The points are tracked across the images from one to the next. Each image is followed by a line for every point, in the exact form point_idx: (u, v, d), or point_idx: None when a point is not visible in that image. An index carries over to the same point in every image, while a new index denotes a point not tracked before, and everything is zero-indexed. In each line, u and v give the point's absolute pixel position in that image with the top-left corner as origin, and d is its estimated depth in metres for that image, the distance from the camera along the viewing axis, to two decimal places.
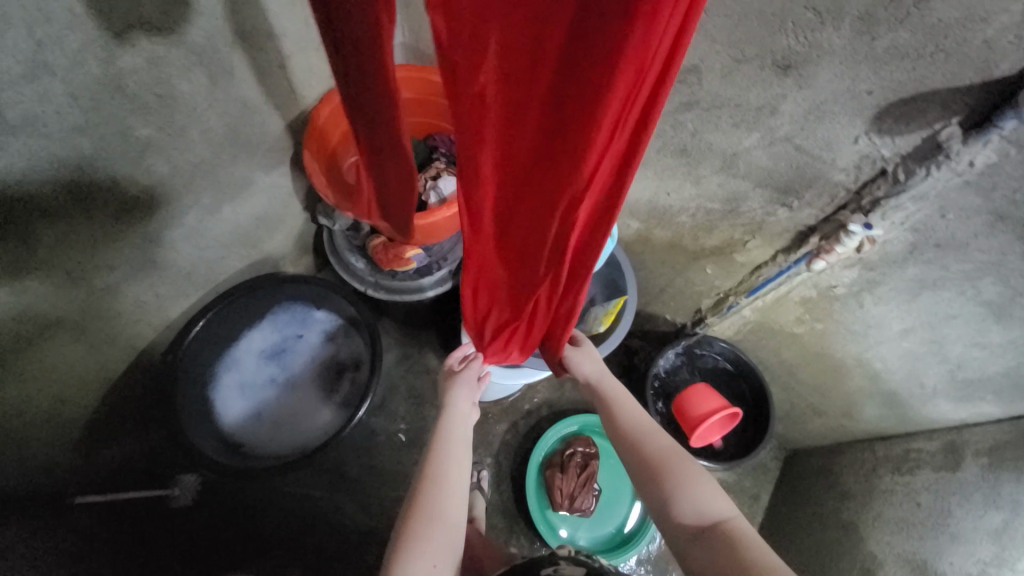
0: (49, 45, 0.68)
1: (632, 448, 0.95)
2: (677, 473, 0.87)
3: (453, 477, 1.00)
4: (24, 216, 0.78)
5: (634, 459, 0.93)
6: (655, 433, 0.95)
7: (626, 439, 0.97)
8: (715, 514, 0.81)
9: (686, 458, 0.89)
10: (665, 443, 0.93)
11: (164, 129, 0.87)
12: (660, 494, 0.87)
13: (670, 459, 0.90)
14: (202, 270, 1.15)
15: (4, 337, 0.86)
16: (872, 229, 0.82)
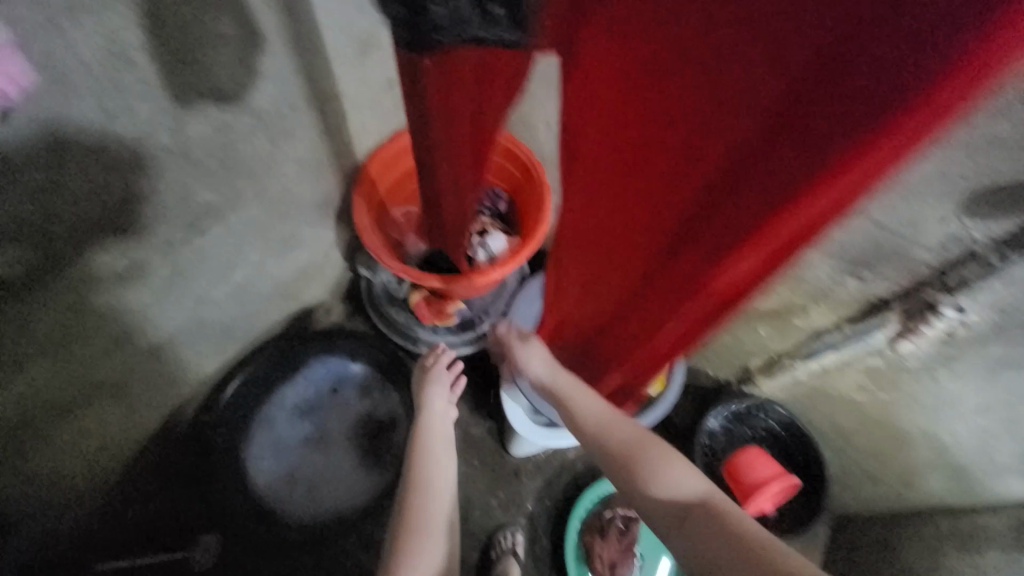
0: (117, 113, 0.65)
1: (612, 433, 0.85)
2: (643, 462, 0.80)
3: (435, 489, 0.96)
4: (78, 283, 0.76)
5: (610, 450, 0.84)
6: (608, 435, 0.86)
7: (603, 431, 0.87)
8: (666, 468, 0.77)
9: (665, 452, 0.79)
10: (636, 434, 0.84)
11: (222, 192, 0.86)
12: (644, 484, 0.77)
13: (636, 453, 0.81)
14: (242, 324, 1.12)
15: (43, 405, 0.83)
16: (964, 312, 0.80)
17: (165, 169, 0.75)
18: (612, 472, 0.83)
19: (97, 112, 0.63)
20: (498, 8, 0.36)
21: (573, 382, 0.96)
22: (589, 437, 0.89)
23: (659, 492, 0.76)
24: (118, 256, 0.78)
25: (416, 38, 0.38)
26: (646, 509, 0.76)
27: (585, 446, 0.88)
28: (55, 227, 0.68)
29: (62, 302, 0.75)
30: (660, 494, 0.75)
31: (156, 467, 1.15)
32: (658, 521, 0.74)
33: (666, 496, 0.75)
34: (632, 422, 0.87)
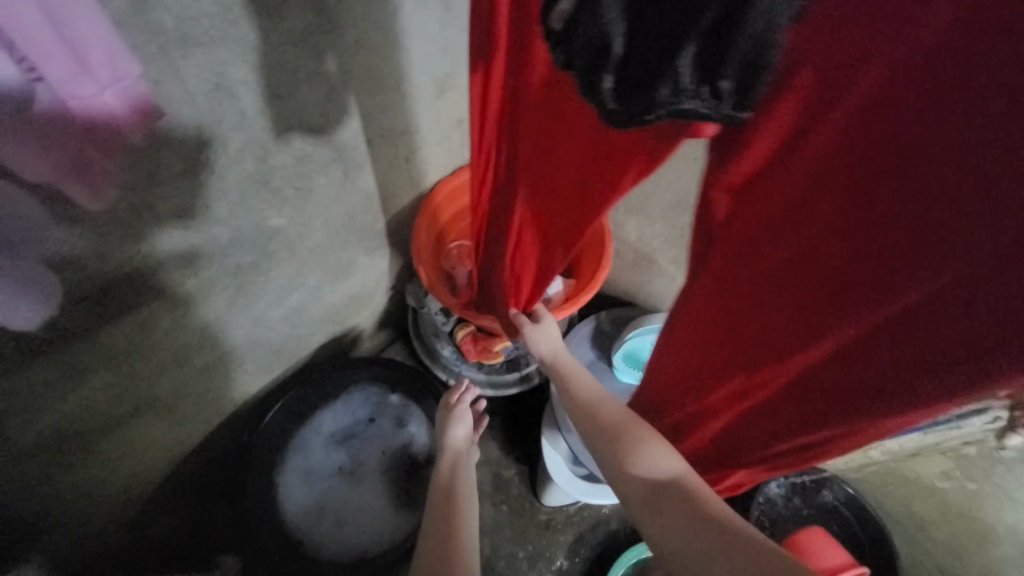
0: (213, 142, 0.67)
1: (587, 395, 0.77)
2: (619, 430, 0.71)
3: (454, 501, 0.90)
4: (149, 301, 0.77)
5: (589, 402, 0.76)
6: (595, 395, 0.76)
7: (588, 391, 0.77)
8: (645, 449, 0.68)
9: (634, 417, 0.72)
10: (617, 404, 0.74)
11: (294, 219, 0.87)
12: (619, 461, 0.69)
13: (610, 417, 0.73)
14: (291, 346, 1.12)
15: (99, 417, 0.83)
16: None
17: (245, 195, 0.76)
18: (589, 435, 0.74)
19: (194, 141, 0.64)
20: (727, 83, 0.28)
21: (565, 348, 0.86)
22: (571, 408, 0.78)
23: (635, 470, 0.67)
24: (190, 276, 0.79)
25: (620, 117, 0.32)
26: (619, 483, 0.68)
27: (565, 397, 0.79)
28: (138, 246, 0.69)
29: (130, 317, 0.76)
30: (633, 472, 0.67)
31: (191, 484, 1.13)
32: (632, 505, 0.66)
33: (640, 476, 0.66)
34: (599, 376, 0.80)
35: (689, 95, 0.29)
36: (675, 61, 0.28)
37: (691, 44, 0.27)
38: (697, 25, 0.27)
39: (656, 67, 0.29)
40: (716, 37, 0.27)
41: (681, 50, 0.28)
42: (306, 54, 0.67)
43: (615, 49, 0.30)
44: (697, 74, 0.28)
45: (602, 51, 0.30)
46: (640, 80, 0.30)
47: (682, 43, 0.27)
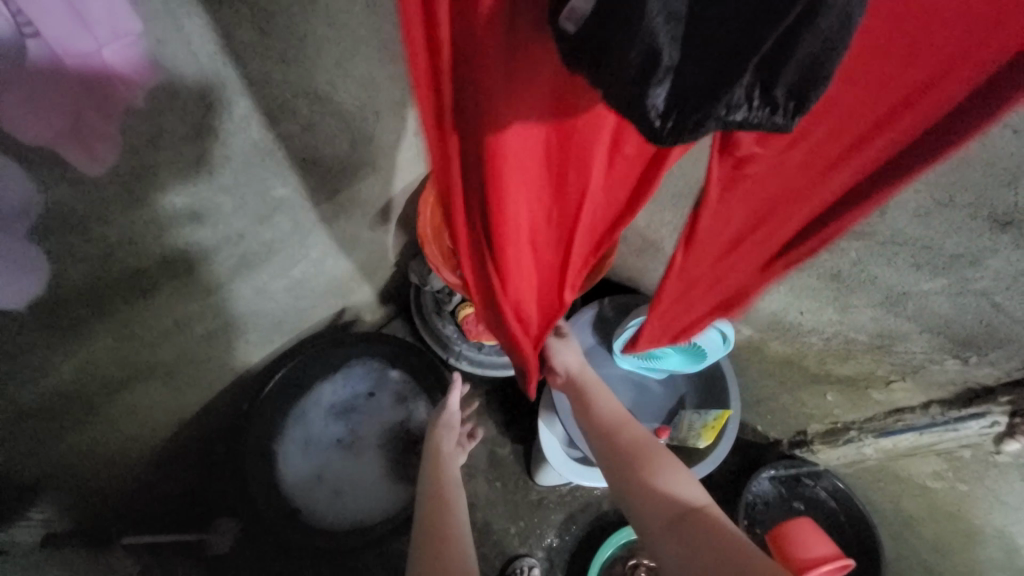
0: (219, 107, 0.65)
1: (615, 437, 0.92)
2: (639, 468, 0.85)
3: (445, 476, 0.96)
4: (151, 267, 0.76)
5: (616, 442, 0.91)
6: (621, 435, 0.92)
7: (616, 435, 0.92)
8: (660, 488, 0.81)
9: (652, 459, 0.86)
10: (642, 445, 0.89)
11: (299, 189, 0.85)
12: (640, 499, 0.81)
13: (634, 458, 0.87)
14: (292, 318, 1.11)
15: (98, 381, 0.83)
16: None
17: (253, 163, 0.75)
18: (616, 476, 0.88)
19: (199, 105, 0.63)
20: (782, 90, 0.31)
21: (595, 385, 1.03)
22: (601, 449, 0.92)
23: (653, 507, 0.80)
24: (191, 244, 0.78)
25: (664, 136, 0.32)
26: (643, 520, 0.80)
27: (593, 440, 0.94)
28: (142, 211, 0.68)
29: (131, 283, 0.76)
30: (651, 507, 0.80)
31: (188, 450, 1.14)
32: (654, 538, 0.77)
33: (659, 513, 0.79)
34: (627, 419, 0.95)
35: (740, 108, 0.31)
36: (731, 86, 0.29)
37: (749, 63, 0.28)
38: (754, 53, 0.28)
39: (710, 97, 0.29)
40: (774, 50, 0.28)
41: (741, 74, 0.29)
42: (316, 19, 0.64)
43: (661, 85, 0.29)
44: (748, 85, 0.30)
45: (651, 70, 0.28)
46: (694, 103, 0.30)
47: (743, 70, 0.29)
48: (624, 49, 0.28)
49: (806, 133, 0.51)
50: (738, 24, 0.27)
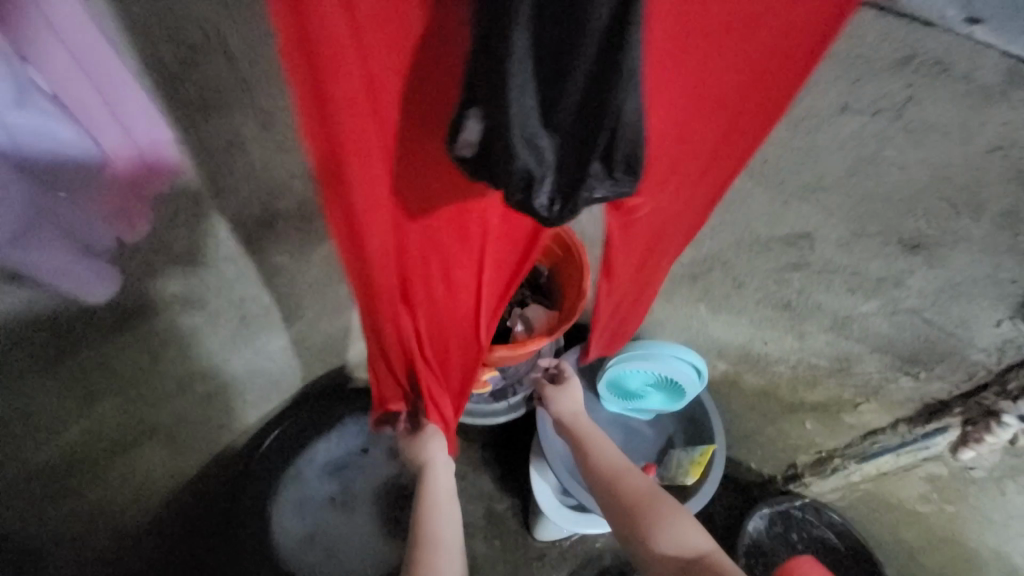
0: (225, 190, 0.76)
1: (613, 483, 0.94)
2: (640, 516, 0.89)
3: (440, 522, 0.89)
4: (161, 331, 0.85)
5: (615, 489, 0.93)
6: (616, 482, 0.94)
7: (614, 481, 0.94)
8: (663, 535, 0.86)
9: (651, 502, 0.90)
10: (637, 489, 0.92)
11: (294, 256, 0.95)
12: (644, 545, 0.86)
13: (634, 505, 0.90)
14: (287, 376, 1.17)
15: (103, 441, 0.89)
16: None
17: (253, 235, 0.86)
18: (619, 521, 0.91)
19: (208, 189, 0.74)
20: (621, 173, 0.40)
21: (586, 426, 1.04)
22: (600, 495, 0.95)
23: (659, 555, 0.85)
24: (195, 308, 0.87)
25: (557, 217, 0.42)
26: (651, 566, 0.86)
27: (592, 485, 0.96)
28: (155, 280, 0.78)
29: (141, 345, 0.84)
30: (657, 553, 0.85)
31: (183, 517, 1.15)
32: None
33: (665, 560, 0.85)
34: (621, 461, 0.97)
35: (600, 184, 0.40)
36: (587, 171, 0.39)
37: (594, 159, 0.38)
38: (593, 150, 0.38)
39: (577, 183, 0.39)
40: (607, 150, 0.38)
41: (591, 166, 0.39)
42: None
43: (543, 185, 0.39)
44: (601, 168, 0.39)
45: (532, 185, 0.39)
46: (568, 189, 0.40)
47: (591, 162, 0.38)
48: (504, 172, 0.38)
49: (686, 124, 0.56)
50: (573, 133, 0.36)
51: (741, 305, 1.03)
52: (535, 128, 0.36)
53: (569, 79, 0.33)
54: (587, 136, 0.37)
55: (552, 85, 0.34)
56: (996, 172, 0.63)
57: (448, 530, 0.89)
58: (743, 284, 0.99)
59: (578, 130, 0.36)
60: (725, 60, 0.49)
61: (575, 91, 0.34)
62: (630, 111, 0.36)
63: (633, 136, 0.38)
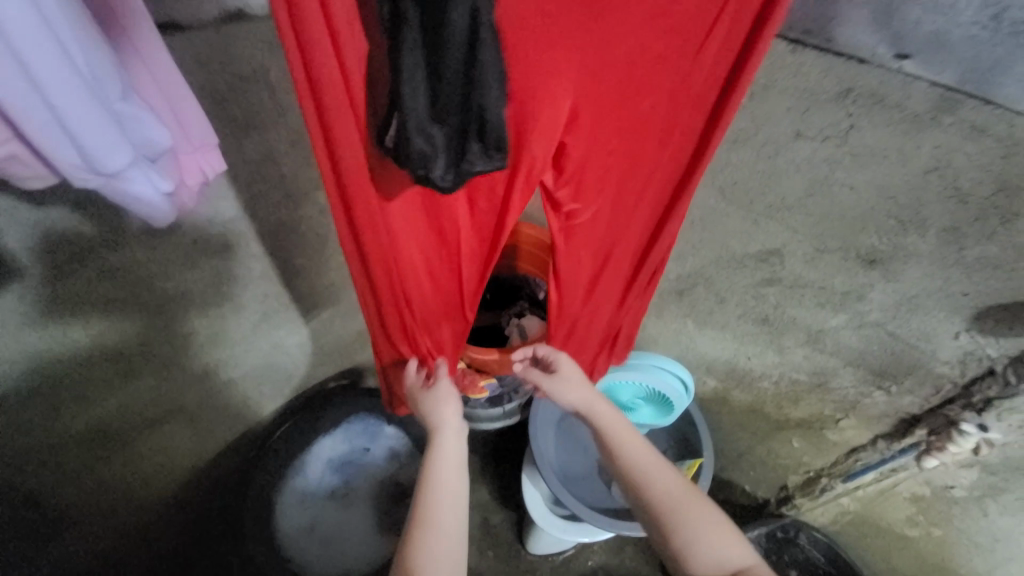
0: (259, 198, 0.89)
1: (639, 473, 0.79)
2: (671, 509, 0.76)
3: (442, 504, 0.74)
4: (194, 318, 0.97)
5: (643, 479, 0.79)
6: (643, 471, 0.79)
7: (640, 471, 0.79)
8: (699, 533, 0.74)
9: (683, 494, 0.77)
10: (666, 480, 0.78)
11: (314, 259, 1.07)
12: (675, 544, 0.74)
13: (664, 497, 0.77)
14: (301, 373, 1.28)
15: (135, 415, 1.01)
16: (988, 431, 0.79)
17: (279, 239, 0.98)
18: (646, 514, 0.78)
19: (244, 197, 0.87)
20: (496, 153, 0.50)
21: (606, 411, 0.88)
22: (624, 486, 0.81)
23: (693, 556, 0.73)
24: (226, 301, 0.99)
25: (451, 187, 0.53)
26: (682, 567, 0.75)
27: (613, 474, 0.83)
28: (194, 273, 0.91)
29: (176, 330, 0.96)
30: (691, 553, 0.73)
31: (196, 500, 1.24)
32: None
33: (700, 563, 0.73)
34: (647, 448, 0.82)
35: (482, 161, 0.50)
36: (468, 152, 0.50)
37: (472, 143, 0.49)
38: (469, 132, 0.48)
39: (455, 160, 0.50)
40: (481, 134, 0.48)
41: (468, 147, 0.49)
42: None
43: (437, 163, 0.50)
44: (478, 150, 0.50)
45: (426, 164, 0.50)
46: (456, 167, 0.51)
47: (469, 144, 0.49)
48: (407, 150, 0.49)
49: (630, 145, 0.71)
50: (453, 119, 0.47)
51: (723, 319, 1.08)
52: (423, 117, 0.47)
53: (443, 81, 0.44)
54: (464, 122, 0.47)
55: (433, 85, 0.45)
56: (935, 191, 0.69)
57: (455, 514, 0.74)
58: (724, 299, 1.04)
59: (453, 120, 0.47)
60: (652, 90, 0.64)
61: (452, 85, 0.44)
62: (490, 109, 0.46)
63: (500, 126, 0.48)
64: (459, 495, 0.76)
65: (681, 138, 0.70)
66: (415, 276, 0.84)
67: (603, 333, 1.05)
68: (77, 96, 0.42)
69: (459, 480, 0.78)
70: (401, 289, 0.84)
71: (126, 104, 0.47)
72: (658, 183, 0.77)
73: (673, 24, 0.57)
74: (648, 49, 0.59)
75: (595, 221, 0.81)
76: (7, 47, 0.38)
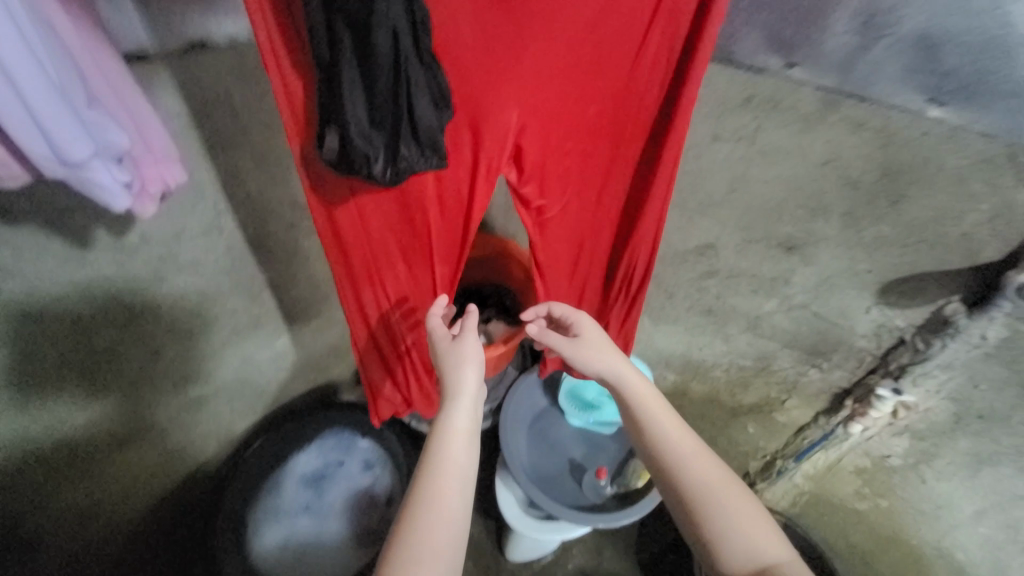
0: (226, 214, 0.94)
1: (675, 460, 0.64)
2: (710, 505, 0.61)
3: (440, 485, 0.58)
4: (162, 335, 1.00)
5: (681, 469, 0.63)
6: (682, 459, 0.64)
7: (677, 459, 0.64)
8: (740, 536, 0.60)
9: (727, 491, 0.62)
10: (708, 474, 0.63)
11: (283, 273, 1.11)
12: (711, 546, 0.60)
13: (705, 492, 0.62)
14: (274, 388, 1.30)
15: (100, 436, 1.02)
16: (901, 393, 0.90)
17: (246, 251, 1.02)
18: (677, 508, 0.63)
19: (212, 212, 0.92)
20: (430, 154, 0.58)
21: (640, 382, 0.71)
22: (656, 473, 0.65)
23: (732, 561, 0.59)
24: (196, 315, 1.03)
25: (389, 181, 0.59)
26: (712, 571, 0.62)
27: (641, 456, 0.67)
28: (162, 289, 0.94)
29: (144, 346, 0.99)
30: (730, 557, 0.59)
31: (165, 522, 1.24)
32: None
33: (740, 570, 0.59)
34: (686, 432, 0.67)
35: (418, 159, 0.58)
36: (402, 154, 0.56)
37: (405, 146, 0.56)
38: (402, 135, 0.55)
39: (394, 162, 0.57)
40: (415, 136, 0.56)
41: (402, 149, 0.56)
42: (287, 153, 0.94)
43: (378, 159, 0.56)
44: (412, 150, 0.57)
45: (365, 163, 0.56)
46: (399, 168, 0.58)
47: (404, 146, 0.56)
48: (351, 152, 0.55)
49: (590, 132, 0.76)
50: (388, 124, 0.54)
51: (674, 314, 1.14)
52: (364, 125, 0.54)
53: (375, 89, 0.51)
54: (395, 127, 0.54)
55: (369, 93, 0.52)
56: (832, 181, 0.78)
57: (458, 501, 0.58)
58: (673, 294, 1.10)
59: (386, 125, 0.54)
60: (598, 94, 0.71)
61: (383, 91, 0.51)
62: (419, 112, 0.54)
63: (433, 129, 0.56)
64: (465, 476, 0.59)
65: (634, 139, 0.77)
66: (394, 266, 0.89)
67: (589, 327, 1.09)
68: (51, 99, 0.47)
69: (467, 457, 0.60)
70: (381, 280, 0.89)
71: (91, 110, 0.52)
72: (621, 181, 0.83)
73: (610, 40, 0.65)
74: (589, 63, 0.67)
75: (563, 215, 0.88)
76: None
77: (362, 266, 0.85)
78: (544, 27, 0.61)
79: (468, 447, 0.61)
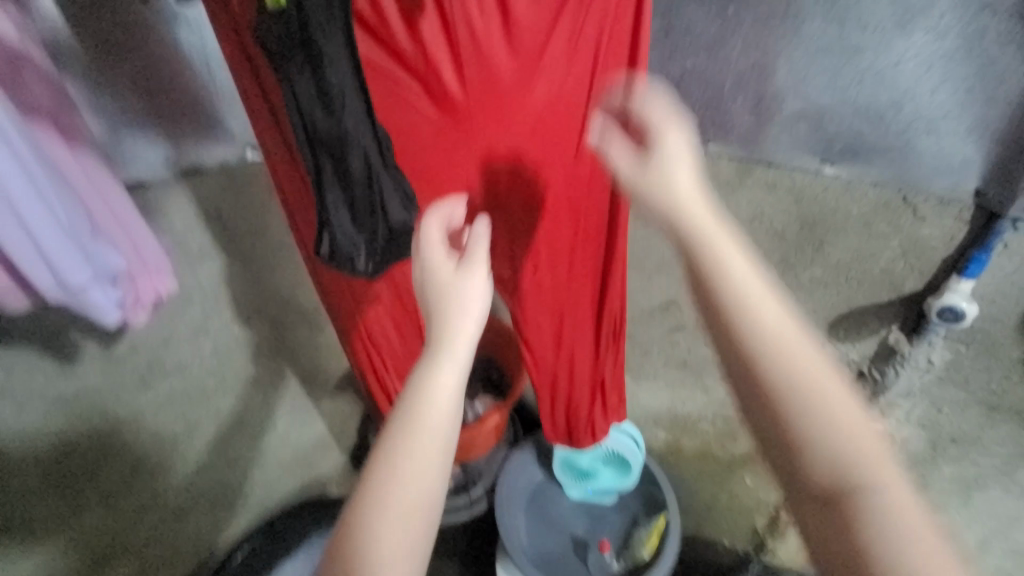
0: (213, 316, 1.01)
1: (798, 403, 0.38)
2: (851, 476, 0.37)
3: (412, 459, 0.42)
4: (142, 449, 1.04)
5: (812, 419, 0.38)
6: (814, 402, 0.38)
7: (806, 399, 0.38)
8: (909, 532, 0.35)
9: (882, 457, 0.38)
10: (855, 430, 0.38)
11: (269, 369, 1.13)
12: (858, 547, 0.36)
13: (848, 458, 0.38)
14: (259, 491, 1.25)
15: (80, 552, 1.06)
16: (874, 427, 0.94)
17: (232, 349, 1.06)
18: (792, 484, 0.40)
19: (200, 315, 0.99)
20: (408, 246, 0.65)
21: (742, 269, 0.41)
22: (762, 425, 0.40)
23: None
24: (178, 416, 1.05)
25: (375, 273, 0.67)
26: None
27: (741, 396, 0.41)
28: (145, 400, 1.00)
29: (126, 460, 1.03)
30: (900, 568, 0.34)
31: None
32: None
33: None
34: (823, 356, 0.40)
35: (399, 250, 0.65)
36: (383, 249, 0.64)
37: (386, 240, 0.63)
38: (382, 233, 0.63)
39: (378, 257, 0.65)
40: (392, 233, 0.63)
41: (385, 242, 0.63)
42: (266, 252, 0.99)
43: (360, 257, 0.64)
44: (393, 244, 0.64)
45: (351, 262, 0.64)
46: (381, 260, 0.65)
47: (385, 240, 0.63)
48: (338, 254, 0.63)
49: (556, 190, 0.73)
50: (367, 224, 0.62)
51: (654, 369, 1.17)
52: (346, 228, 0.61)
53: (354, 195, 0.58)
54: (374, 226, 0.62)
55: (348, 202, 0.59)
56: (762, 234, 0.87)
57: (430, 475, 0.43)
58: (648, 350, 1.14)
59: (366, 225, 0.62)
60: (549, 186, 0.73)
61: (360, 200, 0.59)
62: (392, 211, 0.61)
63: (404, 223, 0.63)
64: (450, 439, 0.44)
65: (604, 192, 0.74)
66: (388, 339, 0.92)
67: (591, 395, 1.02)
68: (53, 229, 0.55)
69: (453, 422, 0.44)
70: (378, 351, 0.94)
71: (94, 240, 0.60)
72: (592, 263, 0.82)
73: (551, 138, 0.68)
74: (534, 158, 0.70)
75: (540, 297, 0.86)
76: (9, 206, 0.52)
77: (359, 341, 0.92)
78: (487, 128, 0.67)
79: (459, 404, 0.45)
